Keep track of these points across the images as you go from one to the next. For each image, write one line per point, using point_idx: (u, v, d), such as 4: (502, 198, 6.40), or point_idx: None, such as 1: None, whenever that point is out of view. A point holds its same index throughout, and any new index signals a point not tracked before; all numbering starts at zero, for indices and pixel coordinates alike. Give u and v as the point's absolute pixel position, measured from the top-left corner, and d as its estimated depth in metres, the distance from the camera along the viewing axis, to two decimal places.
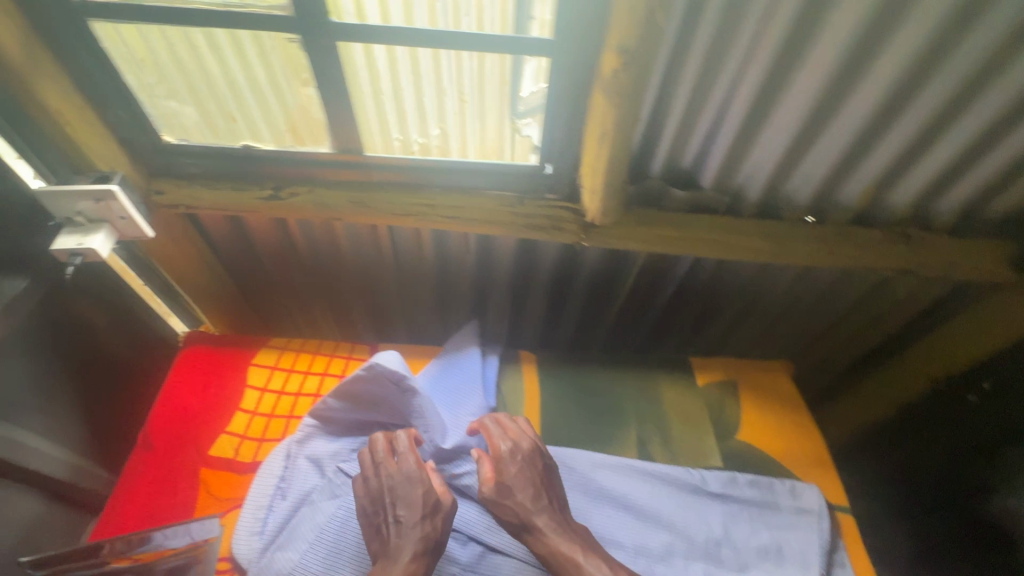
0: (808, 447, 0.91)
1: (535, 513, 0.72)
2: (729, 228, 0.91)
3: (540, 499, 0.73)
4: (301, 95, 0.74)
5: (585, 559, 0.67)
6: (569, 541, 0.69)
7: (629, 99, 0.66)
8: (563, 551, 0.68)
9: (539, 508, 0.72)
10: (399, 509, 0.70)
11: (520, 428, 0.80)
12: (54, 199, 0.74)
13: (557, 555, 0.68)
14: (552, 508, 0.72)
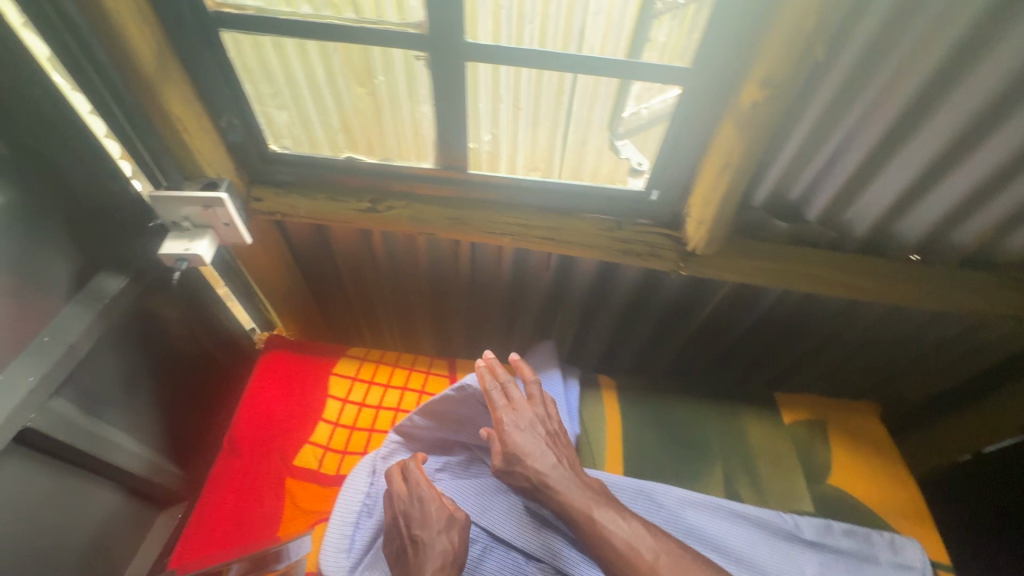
0: (902, 495, 0.87)
1: (545, 473, 0.71)
2: (832, 264, 0.87)
3: (549, 458, 0.72)
4: (415, 113, 0.76)
5: (600, 514, 0.67)
6: (582, 496, 0.69)
7: (759, 132, 0.63)
8: (577, 505, 0.68)
9: (549, 467, 0.71)
10: (416, 530, 0.68)
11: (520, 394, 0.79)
12: (165, 204, 0.76)
13: (572, 509, 0.68)
14: (561, 465, 0.72)
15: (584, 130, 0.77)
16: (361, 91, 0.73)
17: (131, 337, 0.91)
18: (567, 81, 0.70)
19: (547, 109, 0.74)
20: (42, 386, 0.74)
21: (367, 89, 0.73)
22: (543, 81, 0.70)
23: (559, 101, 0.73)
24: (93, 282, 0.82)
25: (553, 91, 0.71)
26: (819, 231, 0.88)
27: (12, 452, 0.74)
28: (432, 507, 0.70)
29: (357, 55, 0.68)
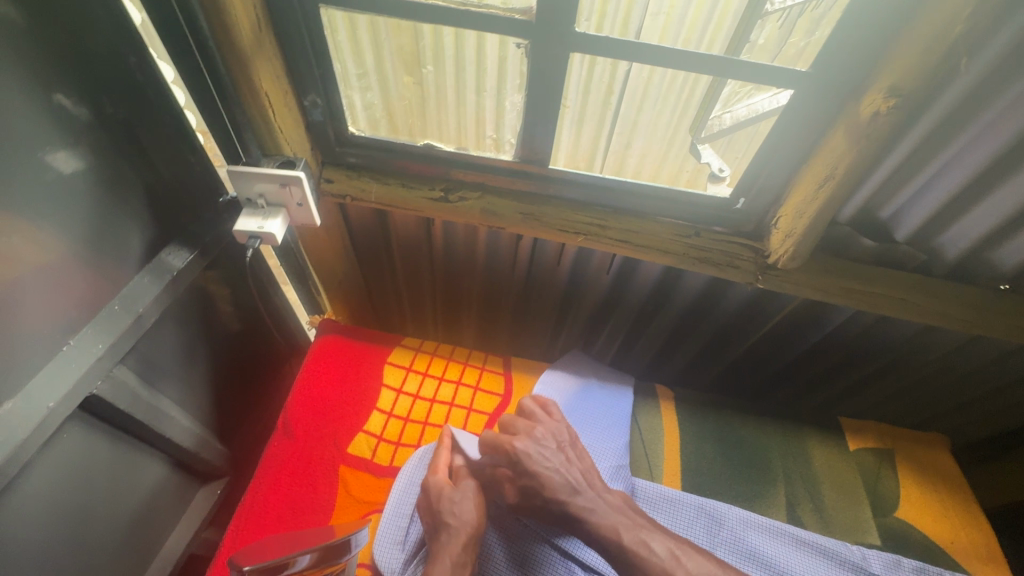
0: (975, 536, 0.82)
1: (569, 496, 0.67)
2: (920, 288, 0.83)
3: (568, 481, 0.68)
4: (504, 102, 0.74)
5: (630, 539, 0.63)
6: (609, 517, 0.65)
7: (874, 144, 0.60)
8: (606, 528, 0.64)
9: (569, 490, 0.67)
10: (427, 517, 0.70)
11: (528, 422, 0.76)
12: (241, 180, 0.75)
13: (601, 533, 0.64)
14: (582, 486, 0.68)
15: (629, 130, 0.75)
16: (407, 79, 0.74)
17: (191, 310, 0.91)
18: (618, 80, 0.69)
19: (594, 108, 0.73)
20: (110, 354, 0.74)
21: (414, 78, 0.74)
22: (594, 80, 0.69)
23: (607, 102, 0.72)
24: (160, 254, 0.83)
25: (602, 90, 0.71)
26: (908, 252, 0.83)
27: (77, 418, 0.75)
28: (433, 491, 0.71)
29: (408, 45, 0.70)
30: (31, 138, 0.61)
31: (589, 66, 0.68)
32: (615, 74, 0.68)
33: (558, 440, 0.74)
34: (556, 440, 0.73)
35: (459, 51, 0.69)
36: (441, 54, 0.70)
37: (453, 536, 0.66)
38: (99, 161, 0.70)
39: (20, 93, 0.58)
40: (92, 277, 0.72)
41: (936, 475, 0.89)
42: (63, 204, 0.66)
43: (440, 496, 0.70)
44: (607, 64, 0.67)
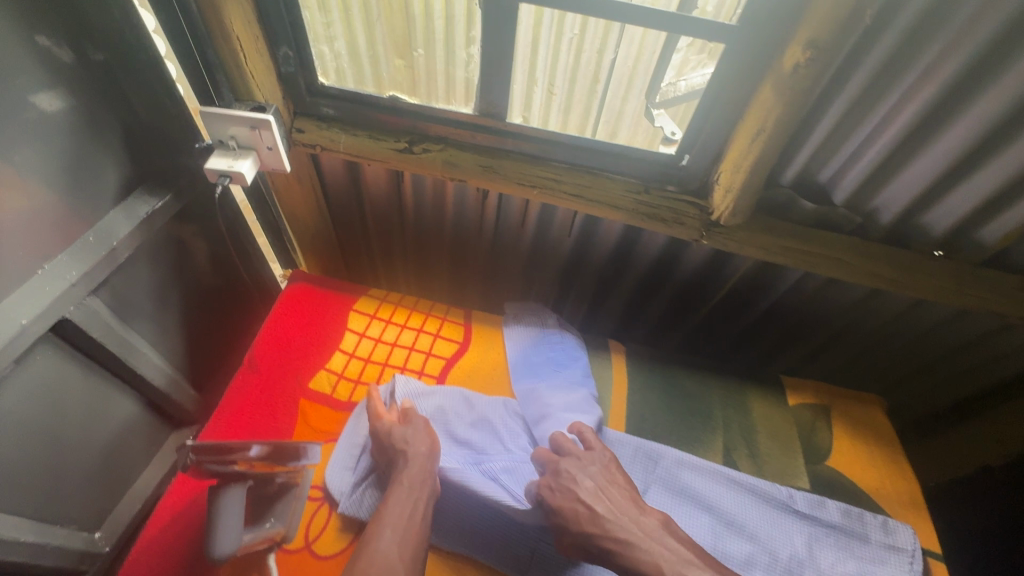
0: (900, 485, 0.87)
1: (601, 531, 0.66)
2: (853, 250, 0.88)
3: (597, 511, 0.67)
4: (462, 54, 0.79)
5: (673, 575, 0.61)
6: (648, 547, 0.64)
7: (799, 97, 0.65)
8: (646, 561, 0.63)
9: (608, 529, 0.66)
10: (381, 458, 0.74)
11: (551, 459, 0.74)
12: (214, 122, 0.79)
13: (643, 569, 0.63)
14: (612, 515, 0.67)
15: (615, 121, 0.84)
16: (399, 62, 0.81)
17: (166, 254, 0.96)
18: (603, 69, 0.77)
19: (580, 95, 0.81)
20: (83, 282, 0.78)
21: (406, 62, 0.81)
22: (579, 67, 0.77)
23: (593, 90, 0.80)
24: (133, 195, 0.86)
25: (588, 80, 0.78)
26: (846, 215, 0.88)
27: (49, 342, 0.78)
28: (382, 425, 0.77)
29: (400, 29, 0.77)
30: (14, 65, 0.65)
31: (575, 54, 0.76)
32: (600, 64, 0.76)
33: (595, 471, 0.72)
34: (580, 467, 0.72)
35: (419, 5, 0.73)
36: (430, 38, 0.77)
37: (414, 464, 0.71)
38: (79, 96, 0.74)
39: (3, 20, 0.62)
40: (70, 207, 0.76)
41: (870, 430, 0.94)
42: (42, 132, 0.70)
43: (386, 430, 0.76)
44: (593, 54, 0.75)
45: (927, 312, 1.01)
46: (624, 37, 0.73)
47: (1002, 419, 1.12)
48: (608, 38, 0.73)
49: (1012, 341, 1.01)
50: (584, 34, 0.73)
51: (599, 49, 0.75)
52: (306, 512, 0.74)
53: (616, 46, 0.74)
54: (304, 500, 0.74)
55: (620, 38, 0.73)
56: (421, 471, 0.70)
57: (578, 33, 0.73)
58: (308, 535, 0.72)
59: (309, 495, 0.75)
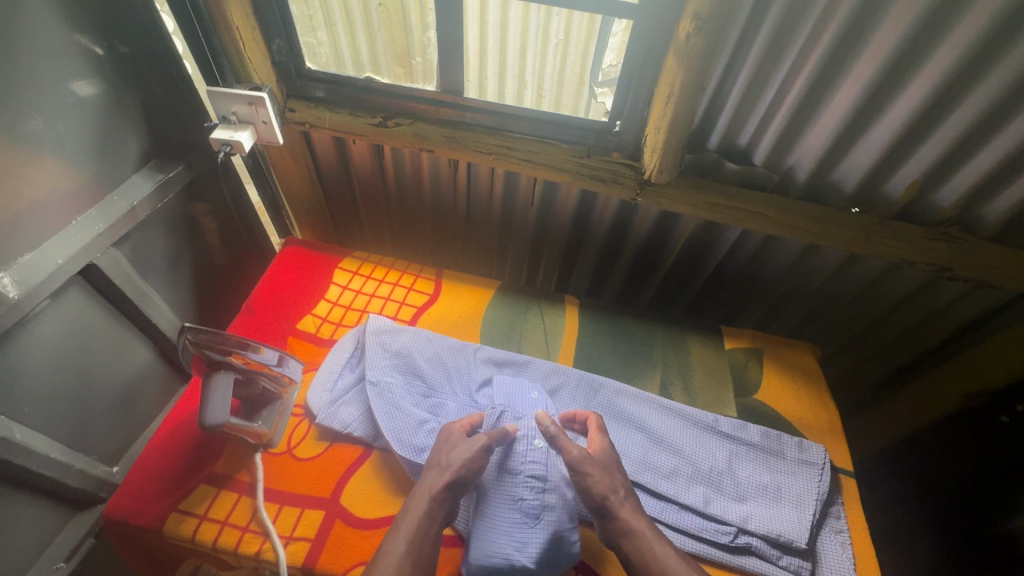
0: (822, 415, 0.97)
1: (612, 511, 0.73)
2: (772, 205, 0.99)
3: (619, 491, 0.75)
4: (421, 38, 0.94)
5: (660, 552, 0.71)
6: (647, 533, 0.73)
7: (696, 62, 0.78)
8: (644, 541, 0.72)
9: (623, 502, 0.74)
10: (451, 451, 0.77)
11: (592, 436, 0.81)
12: (219, 99, 0.94)
13: (637, 546, 0.72)
14: (630, 499, 0.75)
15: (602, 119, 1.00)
16: (399, 70, 1.00)
17: (179, 221, 1.10)
18: (586, 71, 0.93)
19: (569, 95, 0.98)
20: (108, 233, 0.93)
21: (404, 69, 1.00)
22: (566, 68, 0.94)
23: (581, 89, 0.96)
24: (147, 166, 1.01)
25: (575, 81, 0.95)
26: (766, 174, 1.00)
27: (79, 284, 0.93)
28: (444, 433, 0.80)
29: (399, 39, 0.95)
30: (57, 49, 0.80)
31: (561, 58, 0.92)
32: (584, 65, 0.93)
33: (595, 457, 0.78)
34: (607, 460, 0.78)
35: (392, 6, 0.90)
36: (425, 47, 0.95)
37: (439, 474, 0.74)
38: (108, 79, 0.90)
39: (48, 12, 0.78)
40: (98, 170, 0.91)
41: (798, 370, 1.03)
42: (78, 105, 0.86)
43: (447, 440, 0.79)
44: (577, 57, 0.92)
45: (857, 268, 1.11)
46: (603, 44, 0.89)
47: (940, 375, 1.23)
48: (590, 43, 0.90)
49: (937, 298, 1.11)
50: (567, 40, 0.90)
51: (583, 52, 0.91)
52: (289, 424, 0.86)
53: (597, 51, 0.90)
54: (283, 414, 0.86)
55: (601, 43, 0.89)
56: (440, 483, 0.73)
57: (562, 39, 0.90)
58: (290, 442, 0.84)
59: (293, 411, 0.87)
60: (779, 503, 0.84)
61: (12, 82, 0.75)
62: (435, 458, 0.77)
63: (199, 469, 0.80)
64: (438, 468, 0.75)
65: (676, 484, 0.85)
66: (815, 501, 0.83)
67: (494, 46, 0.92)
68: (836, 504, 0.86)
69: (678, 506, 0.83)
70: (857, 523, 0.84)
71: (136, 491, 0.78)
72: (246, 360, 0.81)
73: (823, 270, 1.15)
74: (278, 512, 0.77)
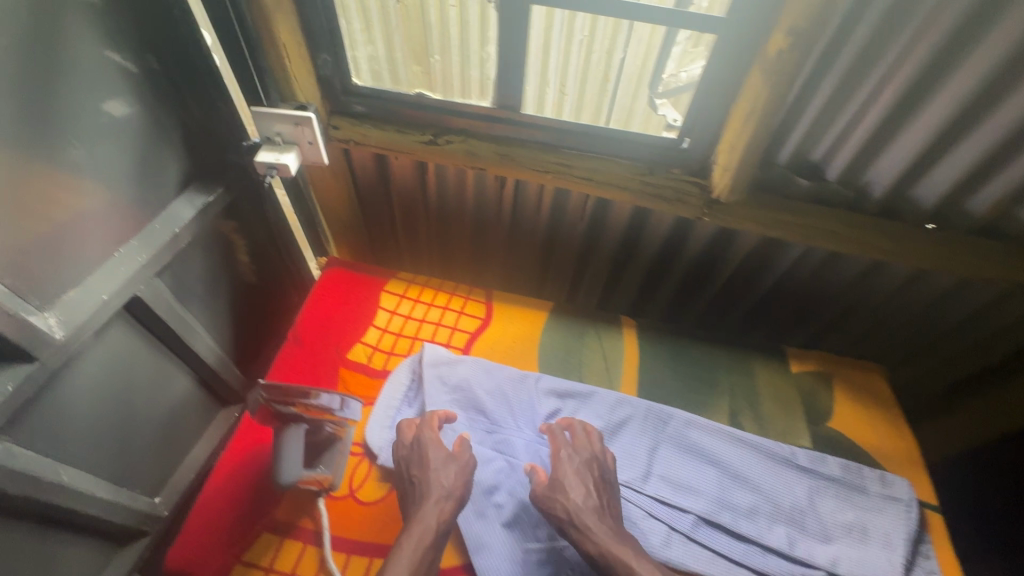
0: (901, 445, 0.93)
1: (580, 519, 0.71)
2: (850, 223, 0.93)
3: (592, 500, 0.73)
4: (480, 54, 0.87)
5: (636, 562, 0.67)
6: (619, 542, 0.69)
7: (784, 79, 0.72)
8: (614, 551, 0.68)
9: (592, 511, 0.72)
10: (415, 470, 0.76)
11: (578, 445, 0.80)
12: (262, 120, 0.90)
13: (607, 555, 0.68)
14: (602, 509, 0.73)
15: (626, 117, 0.92)
16: (416, 68, 0.92)
17: (216, 244, 1.06)
18: (612, 68, 0.84)
19: (592, 94, 0.89)
20: (151, 264, 0.88)
21: (422, 67, 0.91)
22: (590, 67, 0.85)
23: (604, 88, 0.87)
24: (188, 190, 0.96)
25: (599, 79, 0.86)
26: (839, 190, 0.94)
27: (121, 318, 0.89)
28: (427, 450, 0.77)
29: (417, 34, 0.86)
30: (96, 73, 0.75)
31: (585, 55, 0.84)
32: (609, 63, 0.84)
33: (576, 462, 0.78)
34: (585, 469, 0.77)
35: (452, 26, 0.84)
36: (449, 47, 0.87)
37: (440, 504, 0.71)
38: (146, 101, 0.84)
39: (88, 34, 0.72)
40: (138, 197, 0.86)
41: (872, 395, 0.98)
42: (117, 131, 0.80)
43: (433, 459, 0.76)
44: (603, 55, 0.83)
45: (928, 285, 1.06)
46: (631, 39, 0.80)
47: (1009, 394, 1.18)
48: (616, 38, 0.81)
49: (1008, 314, 1.06)
50: (593, 37, 0.81)
51: (609, 50, 0.82)
52: (349, 465, 0.82)
53: (625, 46, 0.81)
54: (343, 454, 0.82)
55: (628, 38, 0.80)
56: (431, 494, 0.72)
57: (587, 35, 0.81)
58: (352, 484, 0.81)
59: (351, 450, 0.84)
60: (867, 543, 0.80)
61: (53, 112, 0.70)
62: (426, 485, 0.73)
63: (261, 517, 0.77)
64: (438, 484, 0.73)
65: (757, 524, 0.81)
66: (905, 541, 0.80)
67: (556, 64, 0.86)
68: (924, 543, 0.81)
69: (761, 548, 0.80)
70: (949, 561, 0.80)
71: (197, 543, 0.75)
72: (308, 409, 0.77)
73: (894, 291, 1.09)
74: (347, 563, 0.73)
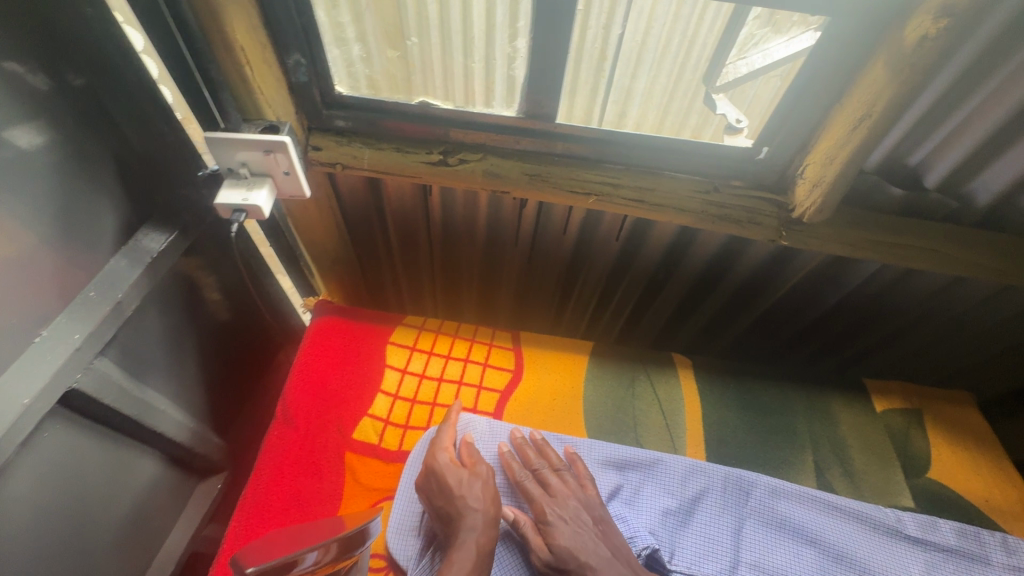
0: (1012, 495, 0.80)
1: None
2: (953, 239, 0.78)
3: (603, 555, 0.61)
4: (504, 48, 0.69)
5: None
6: None
7: (920, 74, 0.55)
8: None
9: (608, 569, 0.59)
10: (438, 501, 0.65)
11: (564, 486, 0.68)
12: (220, 148, 0.68)
13: None
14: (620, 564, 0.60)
15: (624, 99, 0.74)
16: (391, 54, 0.72)
17: (175, 298, 0.85)
18: (610, 46, 0.66)
19: (586, 77, 0.71)
20: (89, 345, 0.67)
21: (399, 52, 0.71)
22: (584, 47, 0.67)
23: (600, 69, 0.70)
24: (137, 236, 0.75)
25: (595, 58, 0.68)
26: (939, 200, 0.78)
27: (60, 415, 0.68)
28: (447, 474, 0.66)
29: (390, 13, 0.67)
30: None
31: (578, 31, 0.65)
32: (606, 40, 0.66)
33: (574, 509, 0.65)
34: (585, 515, 0.64)
35: (443, 5, 0.65)
36: (425, 24, 0.67)
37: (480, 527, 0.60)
38: (69, 130, 0.62)
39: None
40: (68, 257, 0.65)
41: (965, 432, 0.86)
42: (31, 177, 0.58)
43: (458, 483, 0.65)
44: (598, 31, 0.65)
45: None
46: (632, 10, 0.62)
47: None
48: (614, 13, 0.62)
49: None
50: (589, 9, 0.62)
51: (604, 25, 0.64)
52: None
53: (625, 20, 0.63)
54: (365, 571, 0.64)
55: (628, 12, 0.62)
56: (476, 515, 0.61)
57: (582, 9, 0.62)
58: None
59: (372, 565, 0.67)
60: None
61: None
62: (458, 512, 0.62)
63: None
64: (469, 509, 0.62)
65: None
66: None
67: (590, 58, 0.68)
68: None
69: None
70: None
71: None
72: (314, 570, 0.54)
73: (985, 316, 0.93)
74: None
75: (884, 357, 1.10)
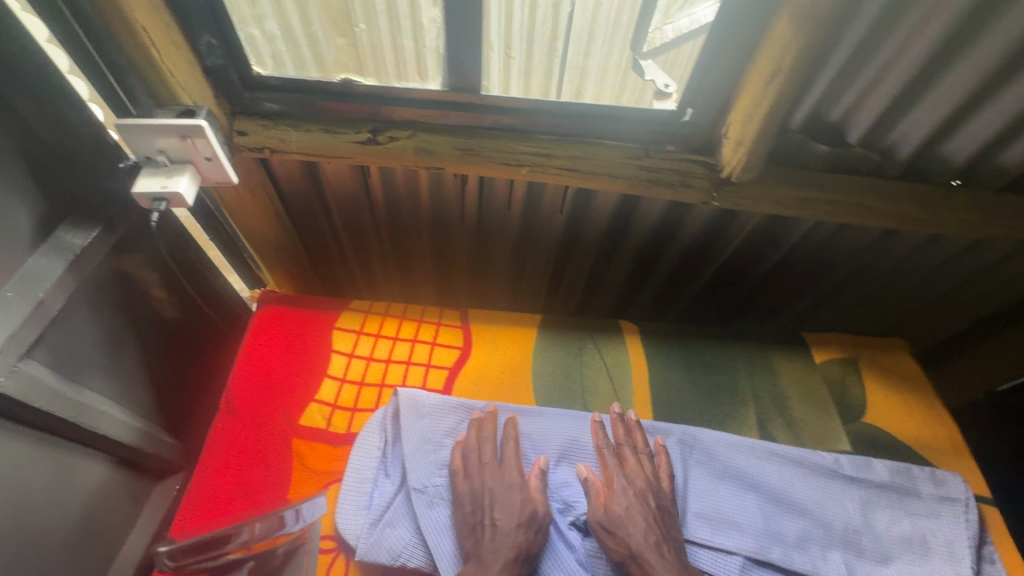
0: (942, 434, 0.84)
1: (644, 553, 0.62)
2: (880, 193, 0.80)
3: (655, 536, 0.63)
4: (423, 19, 0.67)
5: None
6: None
7: (826, 27, 0.56)
8: None
9: (653, 548, 0.62)
10: (495, 513, 0.63)
11: (640, 463, 0.71)
12: (134, 135, 0.66)
13: None
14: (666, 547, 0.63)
15: (580, 78, 0.74)
16: (340, 41, 0.70)
17: (108, 295, 0.82)
18: (560, 23, 0.66)
19: (540, 54, 0.70)
20: (10, 346, 0.65)
21: (347, 39, 0.70)
22: (535, 23, 0.66)
23: (553, 48, 0.69)
24: (57, 231, 0.72)
25: (546, 37, 0.68)
26: (861, 154, 0.81)
27: None
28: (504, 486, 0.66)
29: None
30: None
31: (529, 9, 0.65)
32: (557, 18, 0.65)
33: (640, 486, 0.68)
34: (648, 491, 0.67)
35: None
36: (371, 8, 0.66)
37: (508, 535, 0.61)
38: None
39: None
40: None
41: (898, 376, 0.90)
42: None
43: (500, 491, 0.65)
44: (548, 8, 0.64)
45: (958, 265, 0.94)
46: None
47: None
48: None
49: None
50: None
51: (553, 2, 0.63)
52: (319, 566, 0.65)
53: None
54: (313, 550, 0.64)
55: None
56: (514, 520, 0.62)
57: None
58: None
59: (321, 547, 0.67)
60: (929, 558, 0.71)
61: None
62: (494, 523, 0.62)
63: None
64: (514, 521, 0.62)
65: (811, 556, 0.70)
66: (969, 549, 0.71)
67: (519, 28, 0.67)
68: (987, 544, 0.73)
69: None
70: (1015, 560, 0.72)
71: None
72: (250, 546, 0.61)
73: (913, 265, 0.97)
74: None
75: (827, 312, 1.14)
